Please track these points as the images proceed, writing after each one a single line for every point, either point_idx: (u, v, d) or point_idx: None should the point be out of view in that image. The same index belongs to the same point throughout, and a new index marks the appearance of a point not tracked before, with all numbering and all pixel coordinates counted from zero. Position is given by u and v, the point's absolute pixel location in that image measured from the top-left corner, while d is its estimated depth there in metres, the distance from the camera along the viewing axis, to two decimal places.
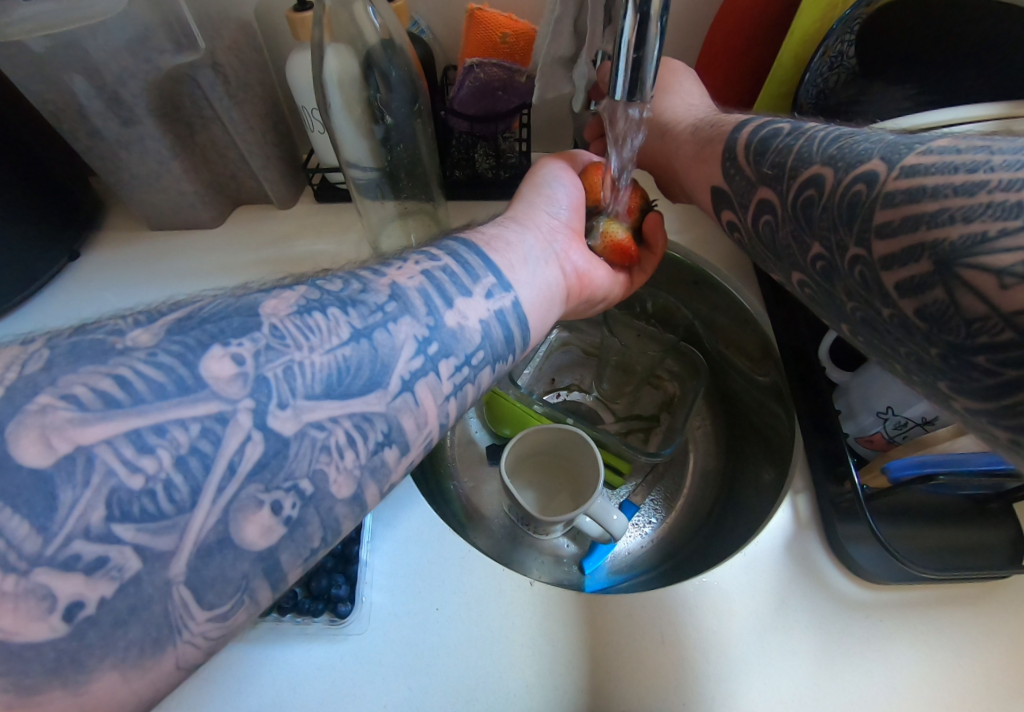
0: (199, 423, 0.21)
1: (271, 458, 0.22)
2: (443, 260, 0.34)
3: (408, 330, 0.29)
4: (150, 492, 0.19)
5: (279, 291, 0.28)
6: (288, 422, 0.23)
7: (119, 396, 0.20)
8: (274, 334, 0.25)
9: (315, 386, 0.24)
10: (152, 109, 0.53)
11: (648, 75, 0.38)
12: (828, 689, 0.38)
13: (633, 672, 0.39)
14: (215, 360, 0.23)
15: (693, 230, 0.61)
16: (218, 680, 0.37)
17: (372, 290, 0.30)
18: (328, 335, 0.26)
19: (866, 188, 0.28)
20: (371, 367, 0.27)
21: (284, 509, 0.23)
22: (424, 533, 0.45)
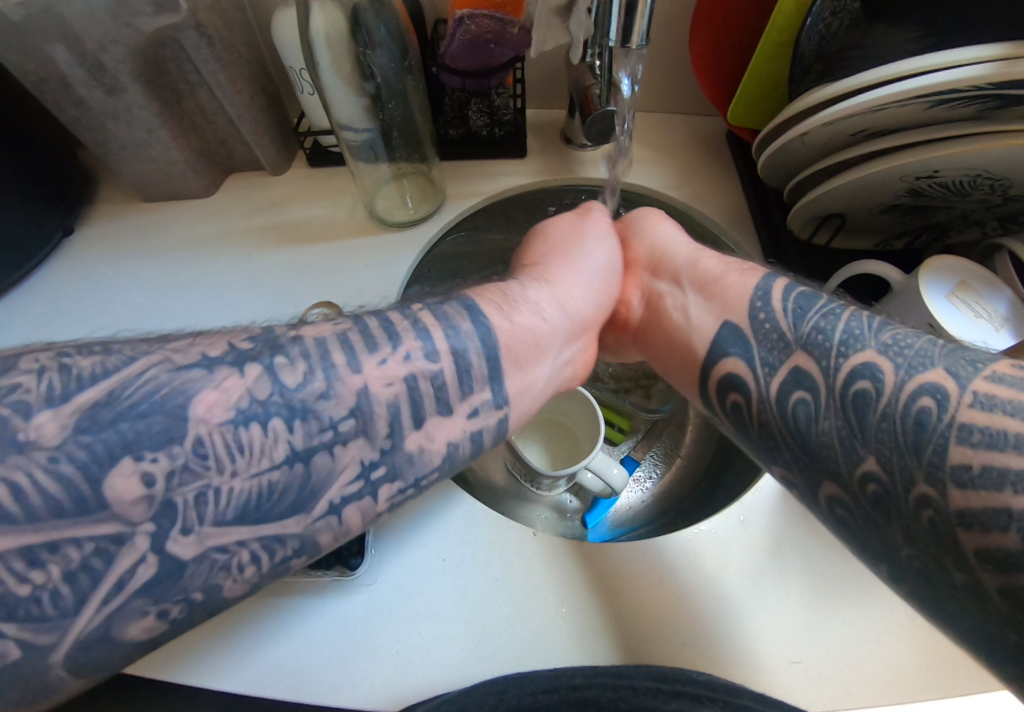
0: (91, 542, 0.23)
1: (163, 576, 0.24)
2: (441, 361, 0.33)
3: (355, 454, 0.30)
4: (36, 597, 0.22)
5: (219, 366, 0.27)
6: (188, 547, 0.25)
7: (13, 509, 0.21)
8: (194, 452, 0.25)
9: (228, 513, 0.26)
10: (136, 74, 0.52)
11: (641, 22, 0.37)
12: (821, 627, 0.40)
13: (635, 616, 0.41)
14: (122, 477, 0.23)
15: (690, 186, 0.60)
16: (239, 626, 0.39)
17: (332, 397, 0.29)
18: (259, 456, 0.27)
19: (816, 370, 0.32)
20: (300, 494, 0.28)
21: (170, 613, 0.25)
22: (429, 492, 0.46)
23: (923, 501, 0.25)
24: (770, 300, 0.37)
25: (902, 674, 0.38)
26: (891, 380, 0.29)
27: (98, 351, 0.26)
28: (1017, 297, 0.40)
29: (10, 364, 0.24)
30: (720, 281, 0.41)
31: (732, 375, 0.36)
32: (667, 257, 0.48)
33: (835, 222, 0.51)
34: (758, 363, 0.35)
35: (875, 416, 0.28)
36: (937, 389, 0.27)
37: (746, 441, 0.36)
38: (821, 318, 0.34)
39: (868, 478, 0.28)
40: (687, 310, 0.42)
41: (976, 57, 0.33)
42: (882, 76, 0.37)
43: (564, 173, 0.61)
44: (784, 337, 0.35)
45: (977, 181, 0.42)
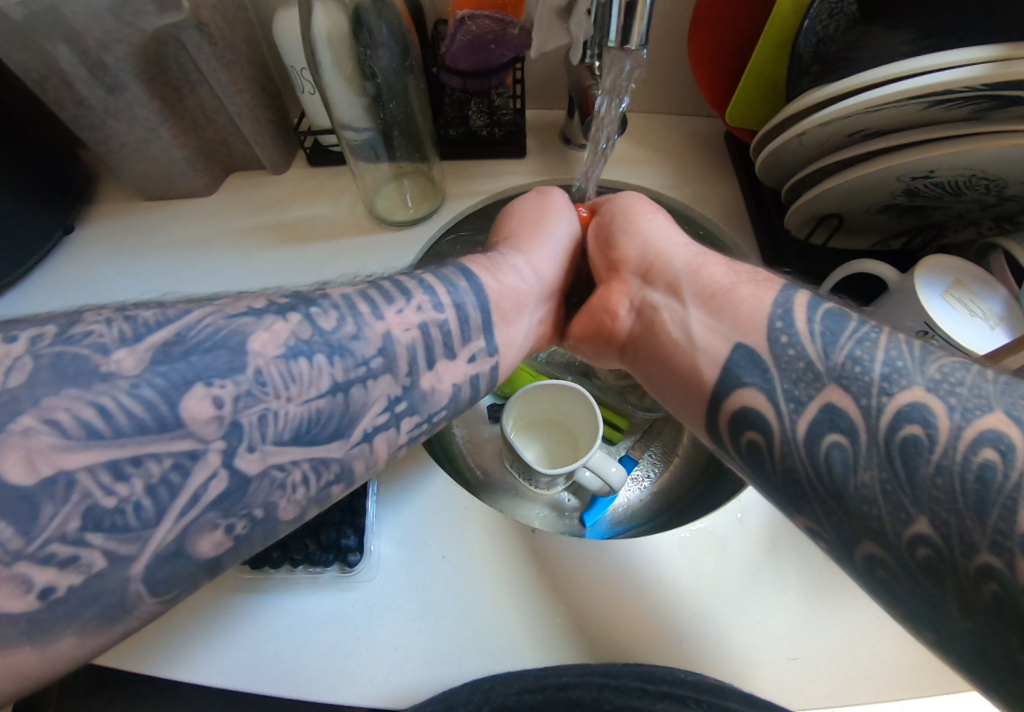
0: (171, 458, 0.23)
1: (231, 493, 0.25)
2: (446, 313, 0.35)
3: (384, 388, 0.31)
4: (121, 510, 0.21)
5: (269, 314, 0.28)
6: (252, 462, 0.25)
7: (99, 427, 0.21)
8: (256, 380, 0.26)
9: (284, 433, 0.26)
10: (137, 73, 0.52)
11: (641, 23, 0.37)
12: (817, 625, 0.40)
13: (632, 614, 0.41)
14: (195, 399, 0.24)
15: (689, 186, 0.60)
16: (238, 623, 0.39)
17: (363, 337, 0.30)
18: (306, 386, 0.27)
19: (854, 409, 0.29)
20: (340, 419, 0.29)
21: (236, 530, 0.25)
22: (429, 488, 0.46)
23: (984, 572, 0.23)
24: (792, 319, 0.35)
25: (897, 670, 0.38)
26: (944, 424, 0.27)
27: (153, 308, 0.26)
28: (1012, 297, 0.41)
29: (75, 319, 0.24)
30: (731, 294, 0.39)
31: (745, 408, 0.34)
32: (661, 264, 0.45)
33: (832, 222, 0.51)
34: (779, 397, 0.33)
35: (927, 470, 0.26)
36: (999, 438, 0.25)
37: (761, 482, 0.33)
38: (856, 344, 0.32)
39: (918, 542, 0.25)
40: (688, 326, 0.40)
41: (970, 59, 0.34)
42: (878, 78, 0.38)
43: (563, 173, 0.61)
44: (812, 367, 0.32)
45: (972, 181, 0.42)
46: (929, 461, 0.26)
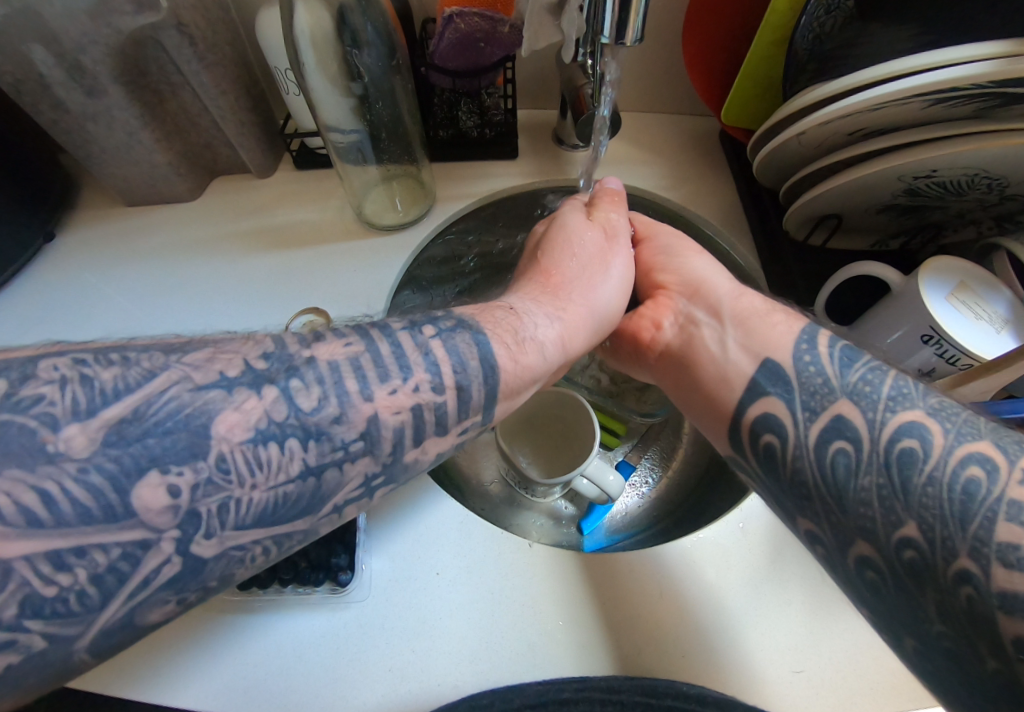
0: (119, 548, 0.22)
1: (186, 574, 0.24)
2: (446, 395, 0.32)
3: (362, 469, 0.29)
4: (63, 598, 0.21)
5: (240, 385, 0.26)
6: (209, 546, 0.24)
7: (41, 516, 0.20)
8: (218, 467, 0.24)
9: (246, 518, 0.25)
10: (117, 75, 0.51)
11: (635, 18, 0.36)
12: (823, 636, 0.39)
13: (634, 632, 0.39)
14: (149, 488, 0.22)
15: (685, 186, 0.59)
16: (226, 647, 0.38)
17: (345, 420, 0.28)
18: (275, 471, 0.26)
19: (860, 422, 0.31)
20: (310, 498, 0.28)
21: (188, 598, 0.24)
22: (421, 498, 0.45)
23: (962, 576, 0.24)
24: (815, 345, 0.37)
25: (900, 670, 0.38)
26: (939, 442, 0.28)
27: (116, 361, 0.25)
28: (1017, 299, 0.40)
29: (27, 372, 0.22)
30: (765, 317, 0.40)
31: (768, 414, 0.35)
32: (707, 288, 0.44)
33: (830, 223, 0.50)
34: (798, 408, 0.34)
35: (919, 480, 0.27)
36: (986, 459, 0.27)
37: (772, 486, 0.35)
38: (868, 370, 0.34)
39: (905, 545, 0.27)
40: (725, 343, 0.40)
41: (973, 55, 0.33)
42: (879, 75, 0.37)
43: (555, 175, 0.60)
44: (828, 384, 0.34)
45: (975, 180, 0.41)
46: (922, 471, 0.28)
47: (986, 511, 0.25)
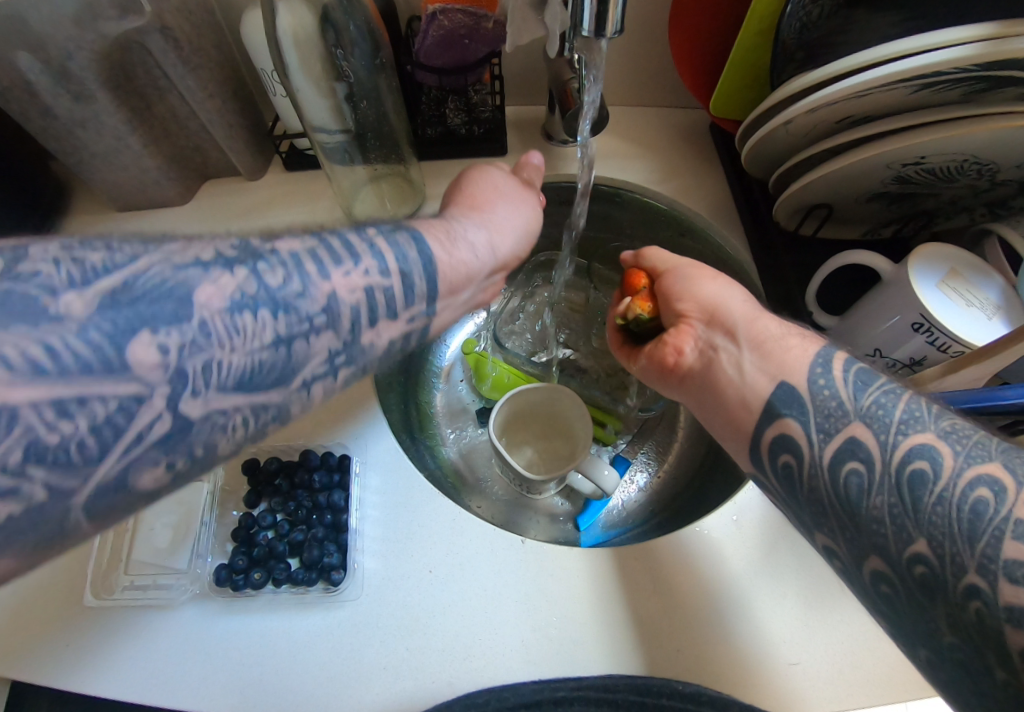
0: (116, 400, 0.22)
1: (176, 433, 0.24)
2: (393, 280, 0.32)
3: (327, 345, 0.29)
4: (66, 447, 0.21)
5: (217, 267, 0.26)
6: (197, 406, 0.25)
7: (46, 364, 0.20)
8: (201, 329, 0.24)
9: (229, 380, 0.25)
10: (103, 80, 0.51)
11: (614, 11, 0.36)
12: (819, 627, 0.39)
13: (630, 628, 0.39)
14: (141, 345, 0.22)
15: (675, 179, 0.59)
16: (220, 650, 0.38)
17: (309, 294, 0.28)
18: (251, 338, 0.26)
19: (872, 442, 0.29)
20: (283, 370, 0.28)
21: (178, 465, 0.25)
22: (413, 494, 0.44)
23: (970, 592, 0.23)
24: (831, 369, 0.33)
25: (894, 660, 0.38)
26: (950, 463, 0.26)
27: (100, 247, 0.24)
28: (1009, 285, 0.39)
29: (20, 253, 0.22)
30: (780, 340, 0.36)
31: (785, 434, 0.33)
32: (723, 309, 0.39)
33: (821, 213, 0.50)
34: (812, 429, 0.32)
35: (929, 500, 0.26)
36: (995, 482, 0.25)
37: (792, 507, 0.33)
38: (883, 393, 0.31)
39: (915, 561, 0.25)
40: (741, 367, 0.35)
41: (956, 38, 0.32)
42: (863, 61, 0.36)
43: (544, 171, 0.59)
44: (842, 407, 0.31)
45: (966, 166, 0.41)
46: (931, 491, 0.26)
47: (994, 531, 0.24)
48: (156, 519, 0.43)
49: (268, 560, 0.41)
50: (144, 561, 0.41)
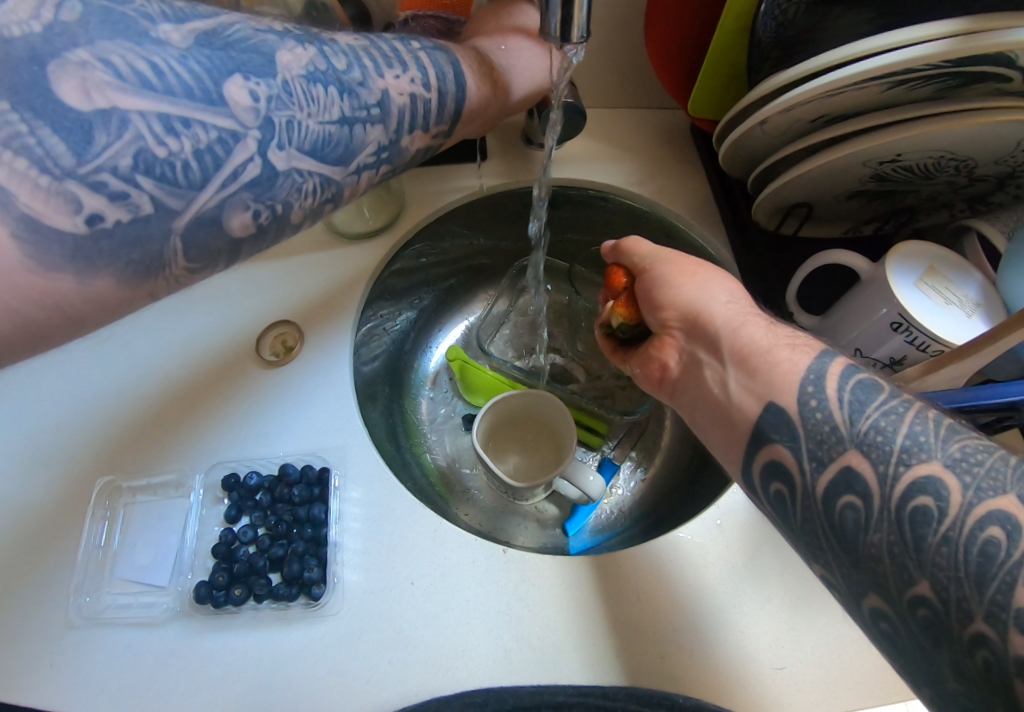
0: (217, 132, 0.30)
1: (263, 179, 0.33)
2: (431, 95, 0.42)
3: (377, 136, 0.39)
4: (171, 162, 0.28)
5: (292, 41, 0.34)
6: (280, 159, 0.33)
7: (155, 82, 0.27)
8: (285, 88, 0.33)
9: (305, 144, 0.34)
10: None
11: (579, 15, 0.36)
12: (805, 630, 0.38)
13: (616, 634, 0.39)
14: (236, 87, 0.30)
15: (656, 181, 0.58)
16: (200, 671, 0.37)
17: (367, 87, 0.37)
18: (322, 109, 0.35)
19: (870, 475, 0.27)
20: (344, 148, 0.37)
21: (261, 217, 0.34)
22: (393, 504, 0.44)
23: (976, 639, 0.21)
24: (824, 384, 0.31)
25: (881, 660, 0.38)
26: (957, 500, 0.24)
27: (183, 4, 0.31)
28: (988, 281, 0.39)
29: None
30: (766, 355, 0.33)
31: (776, 461, 0.31)
32: (705, 318, 0.37)
33: (801, 212, 0.50)
34: (803, 456, 0.30)
35: (933, 540, 0.23)
36: (1008, 518, 0.22)
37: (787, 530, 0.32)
38: (883, 415, 0.28)
39: (918, 603, 0.23)
40: (727, 385, 0.35)
41: (925, 35, 0.32)
42: (834, 59, 0.36)
43: (524, 175, 0.59)
44: (837, 431, 0.29)
45: (943, 163, 0.41)
46: (936, 530, 0.23)
47: (1006, 575, 0.21)
48: (138, 537, 0.43)
49: (249, 576, 0.41)
50: (125, 578, 0.41)
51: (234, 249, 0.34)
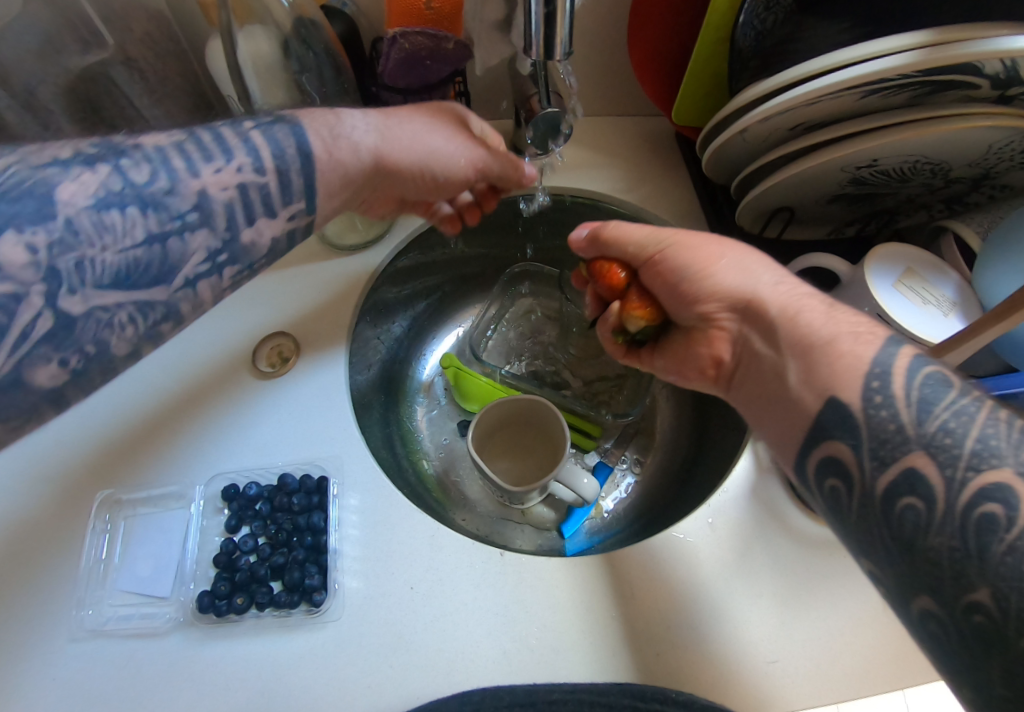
0: None
1: (60, 328, 0.26)
2: (268, 176, 0.34)
3: (204, 241, 0.32)
4: None
5: (76, 167, 0.28)
6: (76, 304, 0.27)
7: None
8: (67, 227, 0.26)
9: (105, 278, 0.28)
10: (70, 114, 0.51)
11: (563, 32, 0.37)
12: (794, 623, 0.40)
13: (612, 631, 0.40)
14: (5, 245, 0.25)
15: (644, 188, 0.60)
16: (202, 679, 0.38)
17: (177, 192, 0.30)
18: (121, 236, 0.28)
19: (937, 479, 0.24)
20: (160, 267, 0.30)
21: (72, 363, 0.27)
22: (389, 511, 0.44)
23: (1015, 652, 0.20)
24: (892, 378, 0.28)
25: (867, 651, 0.39)
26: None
27: None
28: (964, 282, 0.40)
29: None
30: (827, 347, 0.31)
31: (837, 457, 0.29)
32: (759, 304, 0.36)
33: (784, 215, 0.51)
34: (867, 453, 0.28)
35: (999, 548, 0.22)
36: None
37: (840, 528, 0.30)
38: (952, 416, 0.26)
39: (971, 611, 0.22)
40: (788, 378, 0.33)
41: (896, 46, 0.33)
42: (811, 69, 0.37)
43: (513, 184, 0.60)
44: (902, 430, 0.27)
45: (918, 167, 0.42)
46: (1003, 540, 0.22)
47: None
48: (138, 549, 0.43)
49: (251, 585, 0.41)
50: (126, 591, 0.41)
51: (57, 400, 0.28)
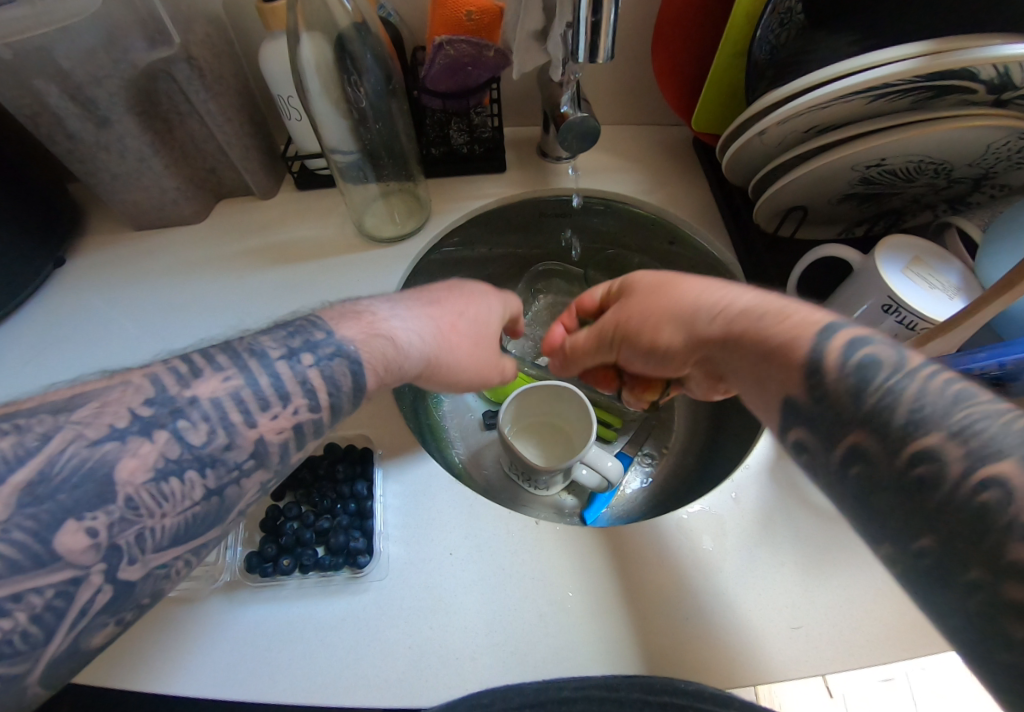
0: (52, 588, 0.24)
1: (119, 596, 0.27)
2: (295, 403, 0.33)
3: (258, 480, 0.32)
4: (8, 638, 0.23)
5: (131, 435, 0.28)
6: (139, 567, 0.27)
7: None
8: (128, 504, 0.27)
9: (165, 539, 0.28)
10: (129, 107, 0.54)
11: (606, 40, 0.41)
12: (816, 592, 0.41)
13: (643, 594, 0.41)
14: (69, 533, 0.25)
15: (663, 190, 0.64)
16: (246, 643, 0.39)
17: (236, 443, 0.31)
18: (180, 499, 0.29)
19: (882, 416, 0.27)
20: (217, 513, 0.30)
21: (125, 617, 0.28)
22: (428, 483, 0.46)
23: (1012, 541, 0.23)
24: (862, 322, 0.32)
25: (890, 623, 0.40)
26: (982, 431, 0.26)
27: (10, 429, 0.26)
28: (966, 269, 0.44)
29: None
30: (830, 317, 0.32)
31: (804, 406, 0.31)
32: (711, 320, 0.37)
33: (798, 214, 0.55)
34: None
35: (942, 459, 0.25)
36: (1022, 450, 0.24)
37: None
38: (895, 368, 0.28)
39: None
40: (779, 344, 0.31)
41: (897, 55, 0.37)
42: (818, 78, 0.41)
43: (541, 185, 0.64)
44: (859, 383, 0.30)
45: (922, 166, 0.46)
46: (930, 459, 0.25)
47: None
48: None
49: (296, 548, 0.43)
50: None
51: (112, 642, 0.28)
